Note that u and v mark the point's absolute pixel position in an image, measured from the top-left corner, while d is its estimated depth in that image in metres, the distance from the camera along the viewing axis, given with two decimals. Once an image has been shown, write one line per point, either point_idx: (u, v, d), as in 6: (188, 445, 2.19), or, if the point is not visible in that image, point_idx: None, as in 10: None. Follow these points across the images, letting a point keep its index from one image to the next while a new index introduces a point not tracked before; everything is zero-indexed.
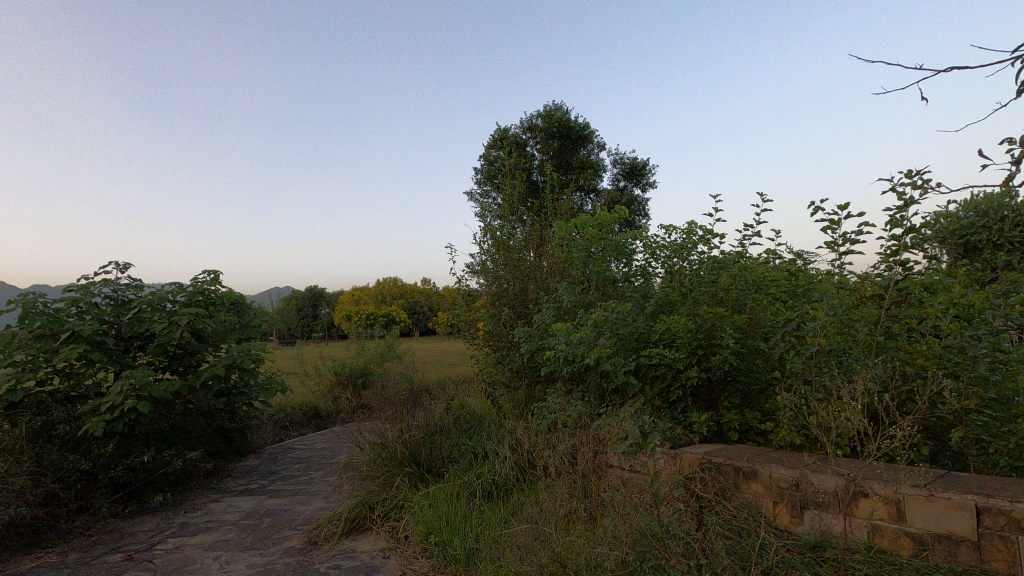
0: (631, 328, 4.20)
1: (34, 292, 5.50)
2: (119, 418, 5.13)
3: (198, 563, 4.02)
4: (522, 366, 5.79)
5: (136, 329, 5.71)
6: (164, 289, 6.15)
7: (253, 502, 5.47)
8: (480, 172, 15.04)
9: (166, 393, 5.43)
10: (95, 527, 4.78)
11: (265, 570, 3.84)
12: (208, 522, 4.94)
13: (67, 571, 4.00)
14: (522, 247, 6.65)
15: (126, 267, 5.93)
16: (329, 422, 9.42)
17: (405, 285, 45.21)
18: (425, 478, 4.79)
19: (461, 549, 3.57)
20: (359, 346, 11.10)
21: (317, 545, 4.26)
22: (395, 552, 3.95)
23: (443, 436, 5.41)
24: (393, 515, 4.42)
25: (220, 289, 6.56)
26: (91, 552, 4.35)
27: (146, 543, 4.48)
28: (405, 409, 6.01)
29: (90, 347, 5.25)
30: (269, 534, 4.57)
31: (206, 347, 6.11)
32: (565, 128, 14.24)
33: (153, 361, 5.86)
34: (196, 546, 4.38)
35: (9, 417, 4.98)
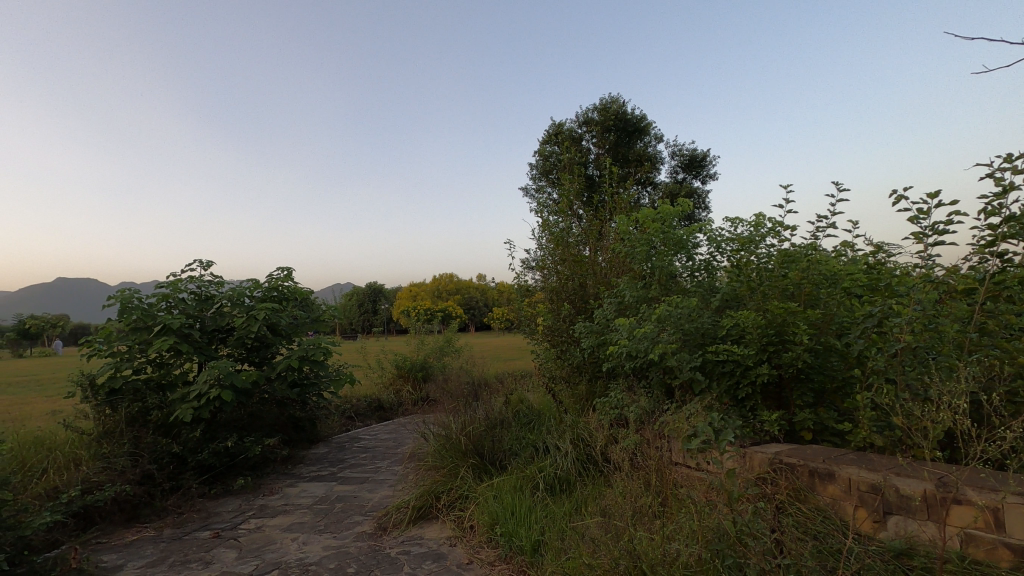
0: (697, 324, 4.11)
1: (129, 289, 5.96)
2: (205, 405, 5.50)
3: (279, 543, 4.27)
4: (583, 362, 5.79)
5: (219, 323, 6.10)
6: (242, 285, 6.52)
7: (325, 488, 5.73)
8: (535, 167, 15.04)
9: (246, 383, 5.77)
10: (186, 505, 5.16)
11: (340, 553, 4.02)
12: (286, 505, 5.23)
13: (164, 544, 4.34)
14: (580, 243, 6.62)
15: (209, 264, 6.33)
16: (392, 413, 9.73)
17: (460, 281, 45.96)
18: (488, 470, 4.87)
19: (527, 540, 3.61)
20: (419, 341, 11.39)
21: (387, 531, 4.43)
22: (461, 541, 4.06)
23: (504, 429, 5.48)
24: (458, 505, 4.52)
25: (293, 284, 6.88)
26: (183, 528, 4.71)
27: (231, 522, 4.80)
28: (466, 402, 6.14)
29: (179, 339, 5.65)
30: (341, 519, 4.78)
31: (280, 339, 6.44)
32: (621, 121, 14.01)
33: (233, 352, 6.23)
34: (275, 527, 4.65)
35: (111, 403, 5.47)
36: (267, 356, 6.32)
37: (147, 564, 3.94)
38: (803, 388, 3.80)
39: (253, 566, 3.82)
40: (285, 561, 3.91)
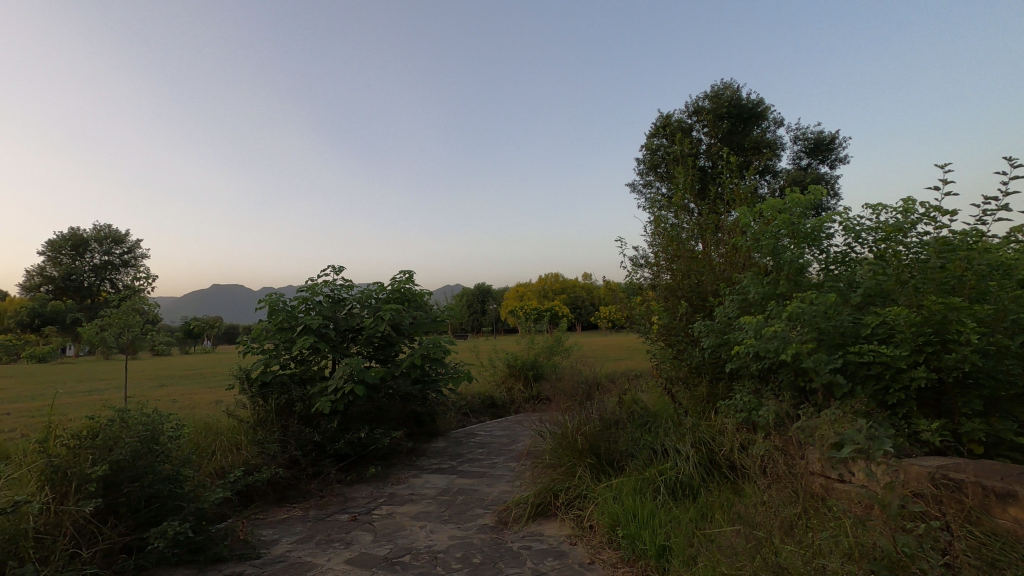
0: (835, 322, 3.76)
1: (275, 292, 6.65)
2: (341, 398, 6.00)
3: (409, 530, 4.55)
4: (702, 362, 5.52)
5: (350, 323, 6.61)
6: (369, 288, 7.01)
7: (446, 480, 6.01)
8: (643, 162, 14.65)
9: (375, 379, 6.20)
10: (326, 490, 5.67)
11: (464, 543, 4.19)
12: (412, 494, 5.55)
13: (310, 524, 4.79)
14: (694, 238, 6.33)
15: (340, 270, 6.87)
16: (504, 411, 9.95)
17: (566, 280, 45.90)
18: (606, 470, 4.82)
19: (651, 544, 3.52)
20: (529, 339, 11.53)
21: (508, 525, 4.54)
22: (581, 540, 4.06)
23: (619, 430, 5.40)
24: (577, 504, 4.52)
25: (414, 286, 7.27)
26: (325, 510, 5.17)
27: (366, 507, 5.19)
28: (579, 401, 6.11)
29: (318, 338, 6.21)
30: (463, 511, 4.98)
31: (403, 338, 6.85)
32: (735, 107, 13.24)
33: (363, 350, 6.70)
34: (404, 514, 4.95)
35: (263, 394, 6.15)
36: (391, 354, 6.75)
37: (298, 540, 4.38)
38: (970, 394, 3.33)
39: (387, 550, 4.10)
40: (415, 547, 4.15)
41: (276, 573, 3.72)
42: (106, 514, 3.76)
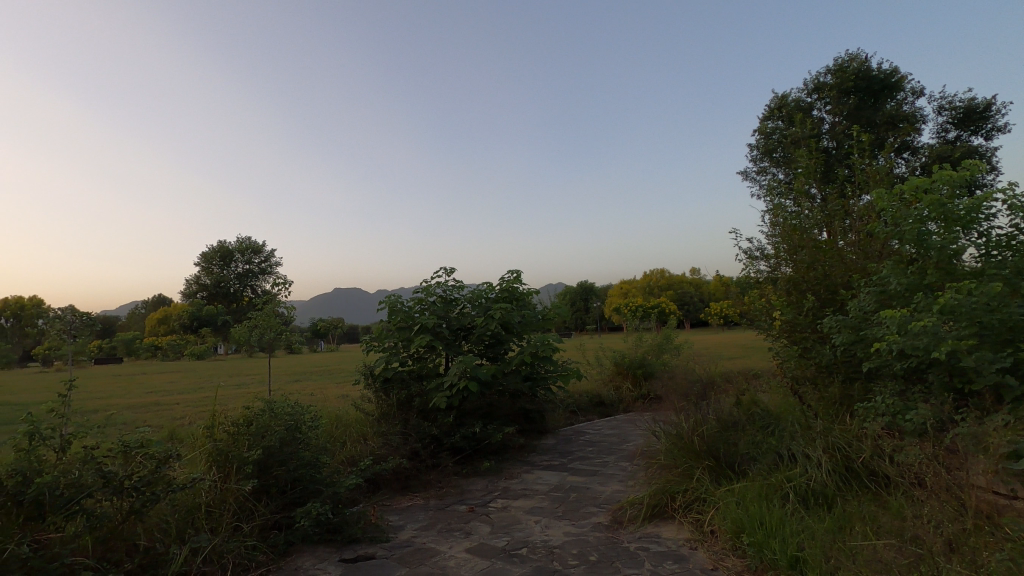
0: (1002, 316, 3.29)
1: (393, 294, 7.10)
2: (456, 394, 6.25)
3: (524, 524, 4.64)
4: (834, 361, 5.07)
5: (462, 322, 6.87)
6: (479, 288, 7.25)
7: (558, 477, 6.05)
8: (756, 147, 13.72)
9: (487, 376, 6.40)
10: (445, 481, 5.95)
11: (580, 540, 4.20)
12: (525, 489, 5.66)
13: (432, 512, 5.05)
14: (820, 226, 5.82)
15: (452, 271, 7.17)
16: (613, 410, 9.81)
17: (672, 276, 44.22)
18: (727, 474, 4.59)
19: (782, 554, 3.30)
20: (636, 337, 11.25)
21: (623, 525, 4.48)
22: (703, 545, 3.90)
23: (739, 432, 5.11)
24: (696, 507, 4.36)
25: (522, 286, 7.40)
26: (444, 501, 5.42)
27: (482, 500, 5.37)
28: (694, 401, 5.87)
29: (433, 336, 6.53)
30: (577, 508, 4.99)
31: (513, 337, 7.00)
32: (864, 80, 12.02)
33: (475, 348, 6.94)
34: (519, 508, 5.07)
35: (385, 389, 6.58)
36: (502, 352, 6.92)
37: (422, 527, 4.64)
38: None
39: (505, 542, 4.21)
40: (532, 541, 4.23)
41: (405, 557, 3.98)
42: (261, 493, 4.24)
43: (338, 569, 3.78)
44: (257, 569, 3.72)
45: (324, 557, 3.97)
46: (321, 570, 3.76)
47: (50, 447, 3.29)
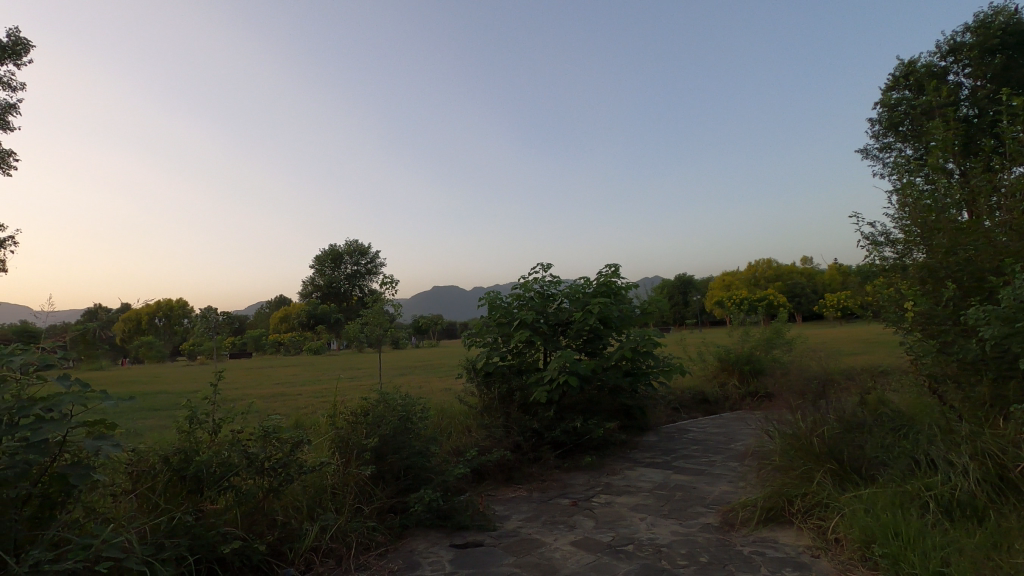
0: None
1: (493, 290, 7.27)
2: (556, 389, 6.30)
3: (629, 520, 4.58)
4: (981, 357, 4.50)
5: (561, 317, 6.89)
6: (577, 283, 7.22)
7: (662, 475, 5.91)
8: (878, 121, 12.46)
9: (587, 371, 6.38)
10: (547, 474, 6.02)
11: (689, 541, 4.07)
12: (629, 486, 5.58)
13: (535, 504, 5.14)
14: (961, 206, 5.18)
15: (549, 267, 7.21)
16: (719, 408, 9.37)
17: (780, 266, 41.31)
18: (852, 479, 4.24)
19: (922, 570, 3.00)
20: (743, 332, 10.65)
21: (735, 527, 4.28)
22: (826, 554, 3.63)
23: (866, 434, 4.70)
24: (817, 513, 4.07)
25: (620, 280, 7.28)
26: (547, 494, 5.49)
27: (585, 495, 5.37)
28: (812, 399, 5.47)
29: (532, 332, 6.62)
30: (684, 508, 4.84)
31: (612, 331, 6.92)
32: (1013, 35, 10.50)
33: (574, 343, 6.93)
34: (623, 504, 5.01)
35: (487, 383, 6.78)
36: (601, 347, 6.87)
37: (527, 519, 4.73)
38: None
39: (610, 537, 4.19)
40: (638, 538, 4.17)
41: (512, 546, 4.08)
42: (378, 479, 4.54)
43: (450, 553, 3.96)
44: (377, 549, 3.99)
45: (436, 541, 4.19)
46: (435, 553, 3.96)
47: (205, 429, 3.76)
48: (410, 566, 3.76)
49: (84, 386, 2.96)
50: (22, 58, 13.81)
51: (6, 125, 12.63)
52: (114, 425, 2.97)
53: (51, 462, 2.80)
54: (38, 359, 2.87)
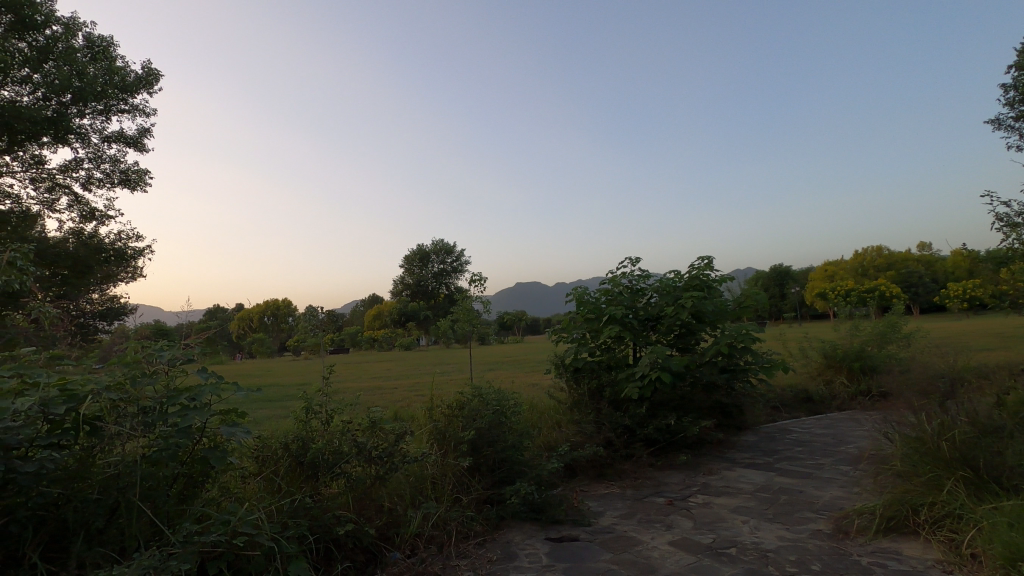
0: None
1: (580, 286, 7.23)
2: (648, 385, 6.17)
3: (730, 523, 4.40)
4: None
5: (651, 312, 6.72)
6: (667, 276, 7.01)
7: (764, 476, 5.62)
8: (1012, 87, 11.05)
9: (681, 367, 6.20)
10: (640, 472, 5.92)
11: (797, 547, 3.85)
12: (728, 487, 5.36)
13: (630, 502, 5.07)
14: None
15: (638, 261, 7.05)
16: (825, 408, 8.75)
17: (892, 253, 37.70)
18: (991, 489, 3.81)
19: None
20: (851, 326, 9.87)
21: (850, 535, 3.99)
22: (961, 570, 3.29)
23: (1006, 439, 4.20)
24: (948, 524, 3.70)
25: (714, 272, 6.98)
26: (640, 491, 5.40)
27: (681, 494, 5.23)
28: (938, 399, 4.96)
29: (622, 327, 6.51)
30: (790, 512, 4.58)
31: (705, 326, 6.67)
32: None
33: (665, 339, 6.75)
34: (722, 506, 4.83)
35: (576, 379, 6.77)
36: (694, 342, 6.65)
37: (621, 516, 4.69)
38: None
39: (711, 539, 4.05)
40: (741, 541, 4.00)
41: (608, 542, 4.06)
42: (474, 470, 4.69)
43: (546, 546, 4.01)
44: (476, 538, 4.13)
45: (532, 534, 4.26)
46: (531, 545, 4.03)
47: (319, 419, 4.07)
48: (508, 556, 3.86)
49: (219, 378, 3.31)
50: (153, 86, 15.55)
51: (143, 147, 14.28)
52: (244, 413, 3.30)
53: (195, 445, 3.15)
54: (183, 354, 3.23)
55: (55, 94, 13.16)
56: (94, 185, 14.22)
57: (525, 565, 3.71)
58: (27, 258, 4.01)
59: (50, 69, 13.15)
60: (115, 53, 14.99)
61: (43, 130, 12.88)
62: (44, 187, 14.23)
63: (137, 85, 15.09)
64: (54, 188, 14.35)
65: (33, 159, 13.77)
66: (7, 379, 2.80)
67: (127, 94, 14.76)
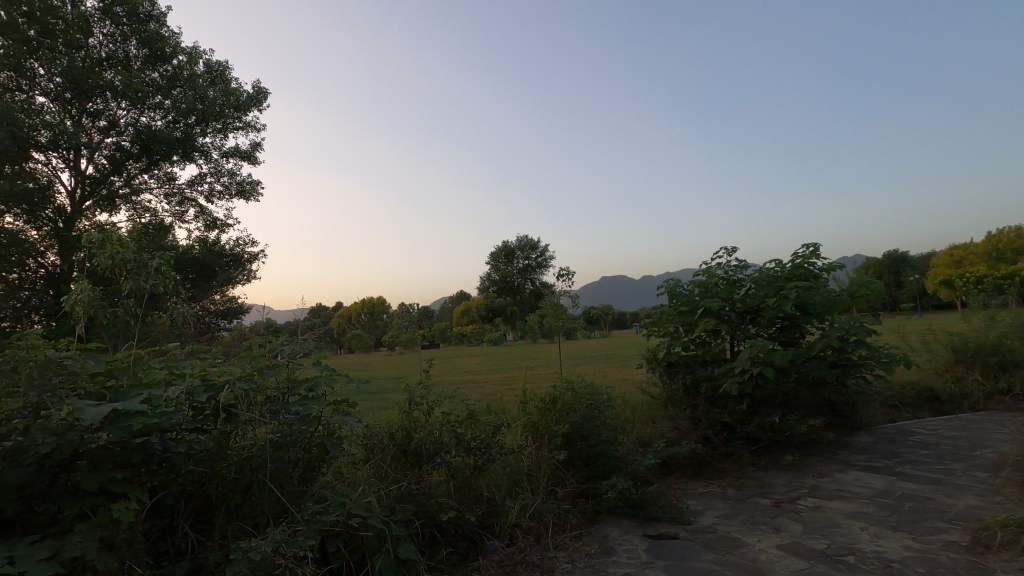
0: None
1: (672, 278, 7.03)
2: (749, 381, 5.87)
3: (846, 529, 4.10)
4: None
5: (750, 304, 6.39)
6: (767, 266, 6.62)
7: (884, 481, 5.17)
8: None
9: (785, 362, 5.83)
10: (741, 471, 5.67)
11: (927, 559, 3.52)
12: (842, 490, 4.98)
13: (731, 501, 4.87)
14: None
15: (734, 251, 6.72)
16: (955, 407, 7.89)
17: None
18: None
19: None
20: (986, 317, 8.81)
21: (991, 550, 3.58)
22: None
23: None
24: None
25: (820, 260, 6.50)
26: (743, 492, 5.16)
27: (789, 496, 4.93)
28: None
29: (718, 320, 6.24)
30: (917, 520, 4.18)
31: (811, 319, 6.24)
32: None
33: (766, 332, 6.39)
34: (837, 510, 4.50)
35: (670, 374, 6.59)
36: (799, 336, 6.24)
37: (723, 516, 4.51)
38: None
39: (825, 545, 3.80)
40: (859, 549, 3.71)
41: (709, 542, 3.93)
42: (569, 464, 4.71)
43: (644, 543, 3.96)
44: (572, 531, 4.15)
45: (629, 530, 4.21)
46: (629, 541, 4.00)
47: (421, 410, 4.28)
48: (606, 550, 3.84)
49: (333, 370, 3.57)
50: (263, 104, 16.96)
51: (255, 160, 15.61)
52: (355, 404, 3.54)
53: (313, 432, 3.43)
54: (301, 348, 3.51)
55: (182, 118, 14.74)
56: (216, 197, 15.77)
57: (623, 560, 3.67)
58: (170, 265, 4.54)
59: (178, 95, 14.73)
60: (230, 75, 16.52)
61: (173, 150, 14.46)
62: (176, 201, 15.99)
63: (249, 103, 16.53)
64: (183, 202, 16.10)
65: (166, 176, 15.52)
66: (159, 370, 3.19)
67: (241, 113, 16.21)
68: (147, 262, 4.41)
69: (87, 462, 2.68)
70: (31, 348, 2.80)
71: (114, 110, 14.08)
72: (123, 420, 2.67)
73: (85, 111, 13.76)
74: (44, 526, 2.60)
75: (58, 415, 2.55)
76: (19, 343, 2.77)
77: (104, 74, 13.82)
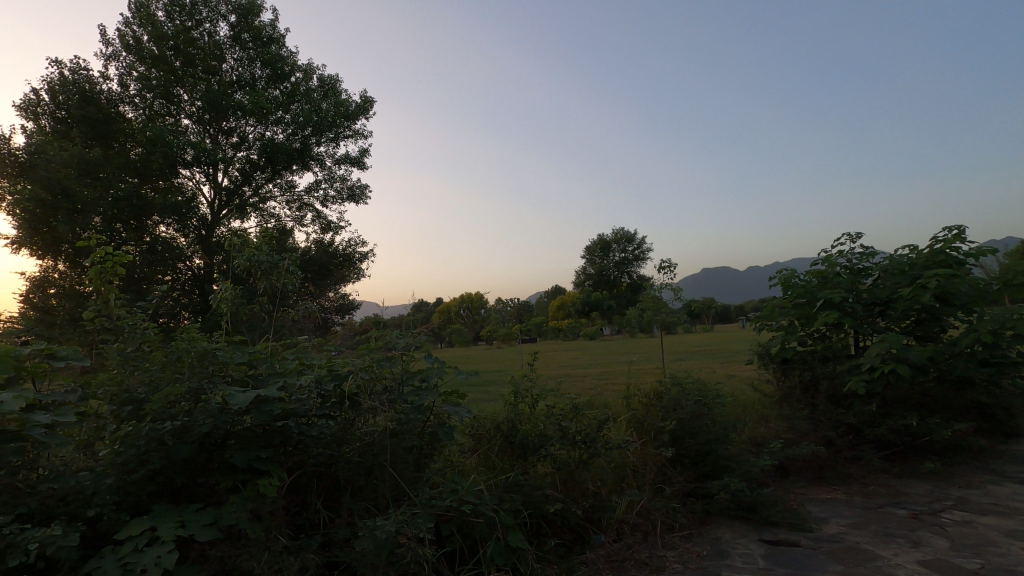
0: None
1: (787, 268, 6.56)
2: (879, 379, 5.35)
3: (1004, 548, 3.62)
4: None
5: (879, 295, 5.81)
6: (899, 253, 5.99)
7: None
8: None
9: (923, 359, 5.25)
10: (870, 478, 5.19)
11: None
12: (996, 505, 4.41)
13: (860, 510, 4.48)
14: None
15: (859, 237, 6.14)
16: None
17: None
18: None
19: None
20: None
21: None
22: None
23: None
24: None
25: (965, 245, 5.77)
26: (873, 500, 4.72)
27: (930, 507, 4.44)
28: None
29: (841, 313, 5.75)
30: None
31: (955, 311, 5.56)
32: None
33: (898, 326, 5.78)
34: (991, 526, 3.99)
35: (785, 371, 6.16)
36: (939, 330, 5.59)
37: (850, 524, 4.16)
38: None
39: (977, 565, 3.39)
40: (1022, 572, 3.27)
41: (836, 552, 3.65)
42: (676, 461, 4.58)
43: (761, 548, 3.75)
44: (682, 530, 4.03)
45: (743, 533, 4.02)
46: (743, 545, 3.81)
47: (526, 403, 4.36)
48: (719, 553, 3.69)
49: (443, 363, 3.73)
50: (369, 112, 18.03)
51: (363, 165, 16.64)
52: (464, 395, 3.69)
53: (427, 421, 3.62)
54: (414, 341, 3.71)
55: (300, 130, 16.03)
56: (330, 202, 17.01)
57: (739, 564, 3.51)
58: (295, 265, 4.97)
59: (296, 109, 16.06)
60: (340, 88, 17.73)
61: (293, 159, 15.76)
62: (295, 206, 17.45)
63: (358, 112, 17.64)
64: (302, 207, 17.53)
65: (287, 184, 16.98)
66: (291, 361, 3.51)
67: (350, 122, 17.36)
68: (277, 263, 4.86)
69: (237, 442, 3.03)
70: (191, 340, 3.19)
71: (244, 127, 15.57)
72: (265, 405, 2.98)
73: (220, 130, 15.30)
74: (205, 496, 2.97)
75: (214, 399, 2.89)
76: (182, 336, 3.17)
77: (235, 95, 15.36)
